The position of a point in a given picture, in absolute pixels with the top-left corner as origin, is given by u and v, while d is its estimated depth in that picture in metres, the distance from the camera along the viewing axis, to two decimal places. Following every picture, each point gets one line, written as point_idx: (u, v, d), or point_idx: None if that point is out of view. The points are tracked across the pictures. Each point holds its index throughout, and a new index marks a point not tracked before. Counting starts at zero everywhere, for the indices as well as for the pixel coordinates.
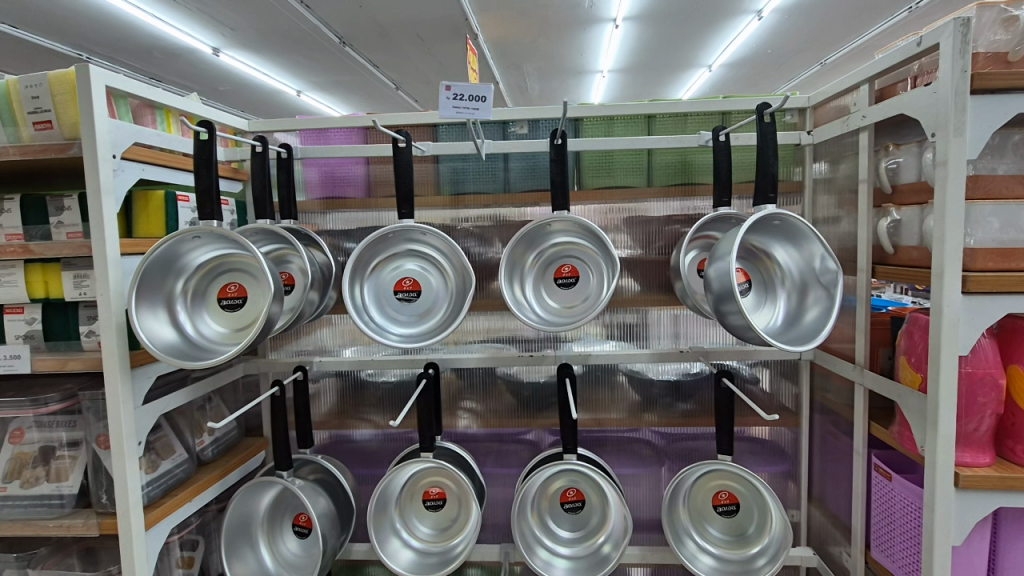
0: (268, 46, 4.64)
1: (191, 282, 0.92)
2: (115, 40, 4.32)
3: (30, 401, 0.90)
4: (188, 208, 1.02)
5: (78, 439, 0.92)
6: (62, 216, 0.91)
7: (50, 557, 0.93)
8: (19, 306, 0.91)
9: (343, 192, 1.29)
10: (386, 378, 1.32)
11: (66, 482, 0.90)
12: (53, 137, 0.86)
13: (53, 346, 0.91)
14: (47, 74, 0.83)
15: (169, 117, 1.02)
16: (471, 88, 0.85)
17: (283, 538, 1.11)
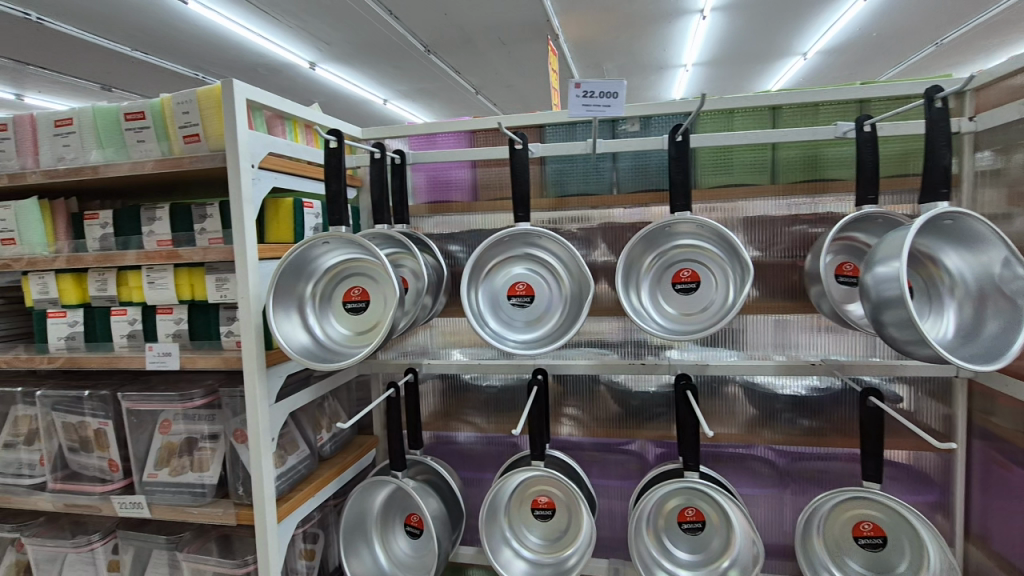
0: (359, 58, 4.87)
1: (320, 286, 0.96)
2: (227, 59, 4.73)
3: (178, 395, 0.96)
4: (313, 214, 1.06)
5: (218, 432, 0.98)
6: (205, 223, 0.98)
7: (192, 541, 1.00)
8: (168, 307, 0.98)
9: (448, 196, 1.30)
10: (490, 382, 1.34)
11: (207, 471, 0.96)
12: (200, 149, 0.92)
13: (197, 344, 0.97)
14: (197, 91, 0.89)
15: (296, 128, 1.06)
16: (603, 85, 0.79)
17: (395, 537, 1.13)
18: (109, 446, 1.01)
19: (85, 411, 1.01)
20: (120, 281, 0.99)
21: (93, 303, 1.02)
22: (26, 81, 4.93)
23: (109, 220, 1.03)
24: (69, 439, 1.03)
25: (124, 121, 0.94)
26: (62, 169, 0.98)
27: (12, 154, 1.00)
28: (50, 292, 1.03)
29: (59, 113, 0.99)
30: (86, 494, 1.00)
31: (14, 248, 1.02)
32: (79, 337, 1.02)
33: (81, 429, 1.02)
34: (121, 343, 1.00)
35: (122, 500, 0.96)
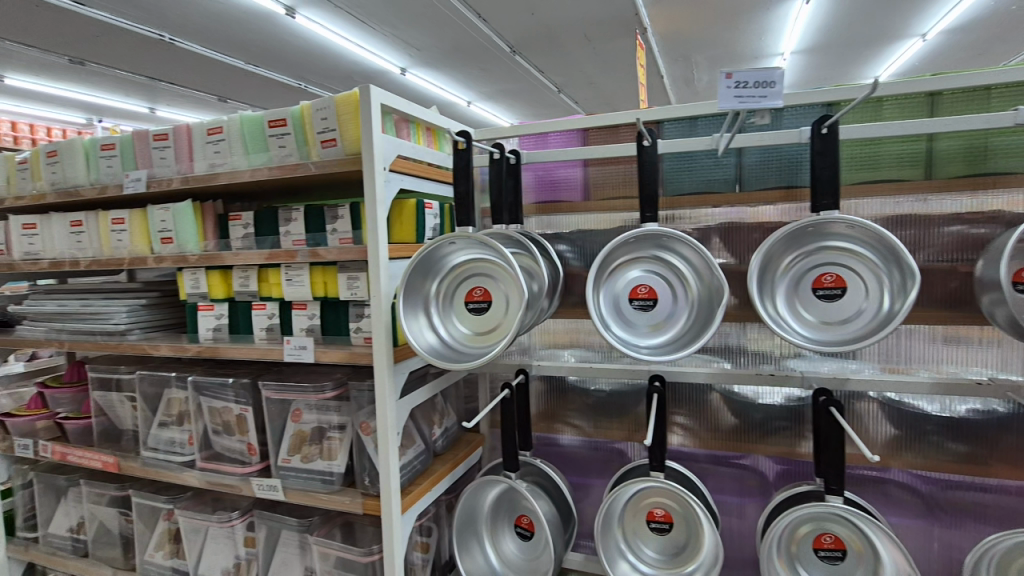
0: (447, 61, 5.00)
1: (442, 286, 0.97)
2: (326, 68, 5.04)
3: (312, 387, 1.02)
4: (432, 215, 1.08)
5: (345, 423, 1.03)
6: (337, 224, 1.03)
7: (321, 526, 1.06)
8: (303, 302, 1.04)
9: (557, 196, 1.28)
10: (598, 386, 1.31)
11: (335, 460, 1.01)
12: (336, 153, 0.96)
13: (328, 339, 1.02)
14: (334, 97, 0.93)
15: (418, 130, 1.09)
16: (759, 74, 0.73)
17: (505, 538, 1.13)
18: (248, 430, 1.08)
19: (229, 398, 1.10)
20: (261, 278, 1.07)
21: (236, 297, 1.10)
22: (158, 95, 5.52)
23: (251, 221, 1.11)
24: (213, 422, 1.12)
25: (268, 128, 1.00)
26: (214, 174, 1.06)
27: (172, 161, 1.10)
28: (201, 286, 1.12)
29: (212, 122, 1.07)
30: (229, 474, 1.08)
31: (172, 246, 1.12)
32: (224, 329, 1.11)
33: (224, 414, 1.10)
34: (260, 335, 1.07)
35: (261, 482, 1.03)
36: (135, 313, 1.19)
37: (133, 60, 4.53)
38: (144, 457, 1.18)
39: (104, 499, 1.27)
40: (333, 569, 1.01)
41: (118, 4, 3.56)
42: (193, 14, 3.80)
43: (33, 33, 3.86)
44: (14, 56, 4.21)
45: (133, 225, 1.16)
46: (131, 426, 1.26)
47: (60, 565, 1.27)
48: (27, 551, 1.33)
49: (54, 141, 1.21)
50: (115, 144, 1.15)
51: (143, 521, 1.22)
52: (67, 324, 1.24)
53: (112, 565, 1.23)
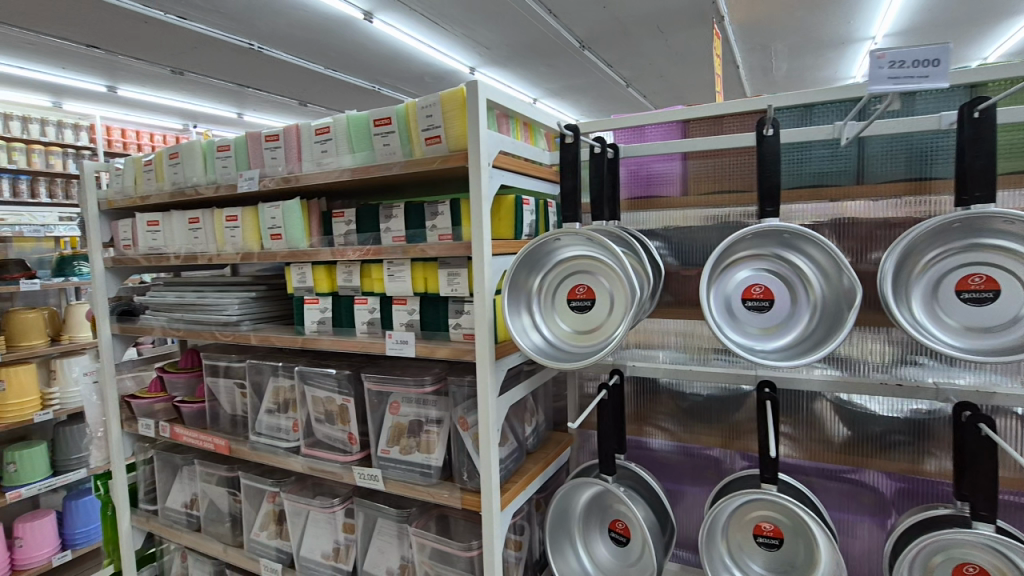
0: (515, 59, 5.01)
1: (543, 284, 0.95)
2: (399, 70, 5.18)
3: (412, 381, 1.04)
4: (529, 211, 1.07)
5: (442, 417, 1.04)
6: (437, 220, 1.04)
7: (418, 517, 1.09)
8: (403, 298, 1.06)
9: (652, 191, 1.25)
10: (693, 390, 1.25)
11: (433, 454, 1.03)
12: (439, 150, 0.97)
13: (428, 334, 1.03)
14: (441, 94, 0.94)
15: (516, 125, 1.08)
16: (920, 52, 0.66)
17: (597, 542, 1.10)
18: (350, 421, 1.12)
19: (332, 388, 1.14)
20: (363, 273, 1.10)
21: (339, 292, 1.14)
22: (246, 101, 5.89)
23: (353, 218, 1.14)
24: (317, 411, 1.17)
25: (374, 127, 1.02)
26: (321, 172, 1.10)
27: (282, 160, 1.16)
28: (307, 281, 1.17)
29: (319, 123, 1.12)
30: (332, 462, 1.12)
31: (281, 242, 1.18)
32: (328, 321, 1.15)
33: (327, 403, 1.15)
34: (362, 329, 1.11)
35: (362, 471, 1.06)
36: (246, 305, 1.26)
37: (225, 68, 4.86)
38: (252, 441, 1.25)
39: (215, 479, 1.36)
40: (430, 560, 1.03)
41: (214, 16, 3.83)
42: (280, 22, 4.01)
43: (141, 46, 4.22)
44: (125, 69, 4.63)
45: (245, 222, 1.22)
46: (241, 412, 1.33)
47: (176, 537, 1.38)
48: (149, 522, 1.45)
49: (175, 144, 1.30)
50: (230, 145, 1.22)
51: (249, 501, 1.30)
52: (184, 315, 1.33)
53: (222, 541, 1.32)
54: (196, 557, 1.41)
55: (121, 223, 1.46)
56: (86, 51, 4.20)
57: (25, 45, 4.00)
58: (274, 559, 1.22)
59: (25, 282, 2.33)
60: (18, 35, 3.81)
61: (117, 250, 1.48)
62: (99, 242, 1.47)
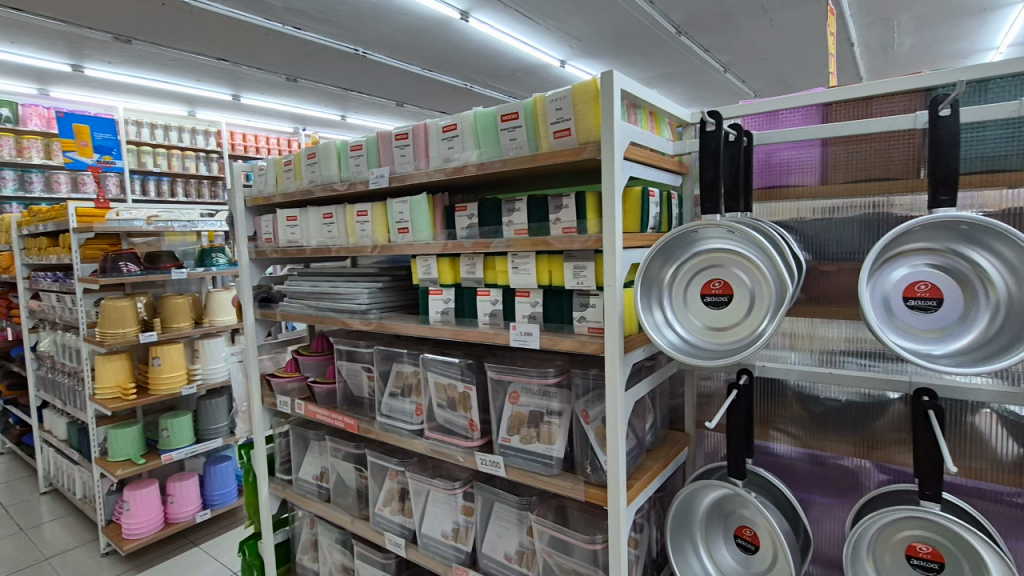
0: (608, 49, 4.90)
1: (675, 279, 0.92)
2: (491, 67, 5.28)
3: (534, 372, 1.06)
4: (654, 203, 1.04)
5: (562, 409, 1.05)
6: (561, 213, 1.04)
7: (538, 505, 1.11)
8: (526, 290, 1.07)
9: (782, 180, 1.17)
10: (829, 395, 1.15)
11: (554, 445, 1.04)
12: (568, 143, 0.96)
13: (551, 327, 1.04)
14: (572, 86, 0.94)
15: (643, 115, 1.06)
16: None
17: (720, 547, 1.06)
18: (471, 408, 1.16)
19: (454, 375, 1.19)
20: (487, 265, 1.13)
21: (463, 283, 1.18)
22: (349, 104, 6.28)
23: (475, 212, 1.18)
24: (439, 397, 1.23)
25: (501, 122, 1.05)
26: (448, 168, 1.15)
27: (410, 158, 1.22)
28: (432, 272, 1.23)
29: (446, 121, 1.16)
30: (454, 446, 1.17)
31: (408, 235, 1.25)
32: (451, 312, 1.20)
33: (449, 390, 1.20)
34: (484, 320, 1.14)
35: (483, 457, 1.09)
36: (374, 295, 1.34)
37: (333, 74, 5.20)
38: (378, 422, 1.34)
39: (343, 455, 1.47)
40: (550, 548, 1.05)
41: (325, 25, 4.11)
42: (382, 27, 4.22)
43: (262, 57, 4.62)
44: (248, 78, 5.10)
45: (375, 216, 1.31)
46: (368, 394, 1.42)
47: (309, 505, 1.51)
48: (284, 489, 1.60)
49: (313, 145, 1.41)
50: (363, 145, 1.31)
51: (374, 478, 1.39)
52: (318, 302, 1.45)
53: (348, 512, 1.43)
54: (325, 525, 1.54)
55: (263, 218, 1.61)
56: (216, 64, 4.68)
57: (168, 61, 4.53)
58: (397, 533, 1.30)
59: (174, 271, 2.65)
60: (164, 52, 4.33)
61: (259, 243, 1.64)
62: (246, 236, 1.63)
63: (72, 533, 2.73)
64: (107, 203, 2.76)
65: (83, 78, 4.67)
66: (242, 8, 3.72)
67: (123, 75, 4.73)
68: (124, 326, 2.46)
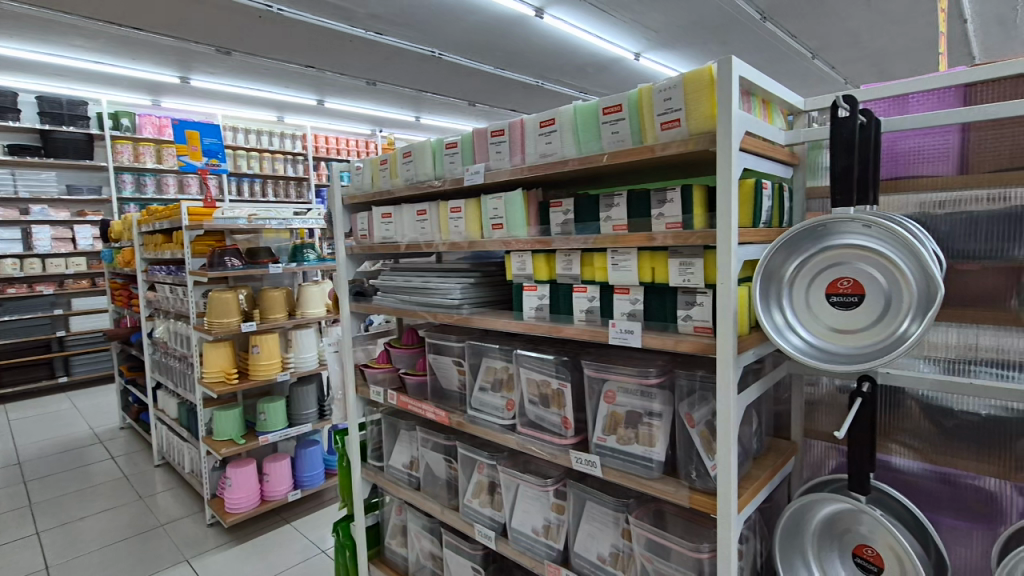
0: (685, 40, 4.72)
1: (795, 279, 0.85)
2: (563, 64, 5.26)
3: (636, 372, 1.03)
4: (767, 196, 0.99)
5: (662, 411, 1.02)
6: (664, 208, 1.00)
7: (636, 508, 1.08)
8: (626, 287, 1.05)
9: (909, 170, 1.07)
10: (966, 408, 1.04)
11: (655, 447, 1.01)
12: (677, 134, 0.93)
13: (653, 326, 1.01)
14: (683, 75, 0.90)
15: (756, 102, 1.00)
16: None
17: (835, 566, 0.99)
18: (565, 405, 1.15)
19: (549, 372, 1.18)
20: (585, 262, 1.12)
21: (558, 280, 1.17)
22: (423, 105, 6.47)
23: (572, 208, 1.16)
24: (532, 393, 1.22)
25: (603, 115, 1.02)
26: (546, 164, 1.14)
27: (506, 154, 1.22)
28: (527, 268, 1.23)
29: (543, 116, 1.15)
30: (547, 443, 1.17)
31: (502, 231, 1.25)
32: (545, 308, 1.19)
33: (543, 387, 1.20)
34: (580, 317, 1.12)
35: (579, 456, 1.08)
36: (466, 290, 1.36)
37: (410, 76, 5.36)
38: (468, 415, 1.36)
39: (432, 445, 1.51)
40: (647, 552, 1.02)
41: (404, 28, 4.24)
42: (458, 28, 4.30)
43: (345, 63, 4.86)
44: (332, 84, 5.38)
45: (468, 213, 1.33)
46: (458, 387, 1.45)
47: (399, 492, 1.57)
48: (376, 476, 1.67)
49: (409, 144, 1.46)
50: (458, 143, 1.33)
51: (463, 469, 1.42)
52: (411, 297, 1.49)
53: (438, 502, 1.47)
54: (415, 512, 1.60)
55: (359, 216, 1.68)
56: (304, 71, 4.96)
57: (262, 70, 4.85)
58: (487, 526, 1.32)
59: (271, 266, 2.83)
60: (259, 62, 4.64)
61: (355, 240, 1.71)
62: (342, 233, 1.71)
63: (182, 503, 3.01)
64: (214, 202, 3.00)
65: (189, 89, 5.11)
66: (328, 16, 3.91)
67: (223, 84, 5.12)
68: (228, 316, 2.67)
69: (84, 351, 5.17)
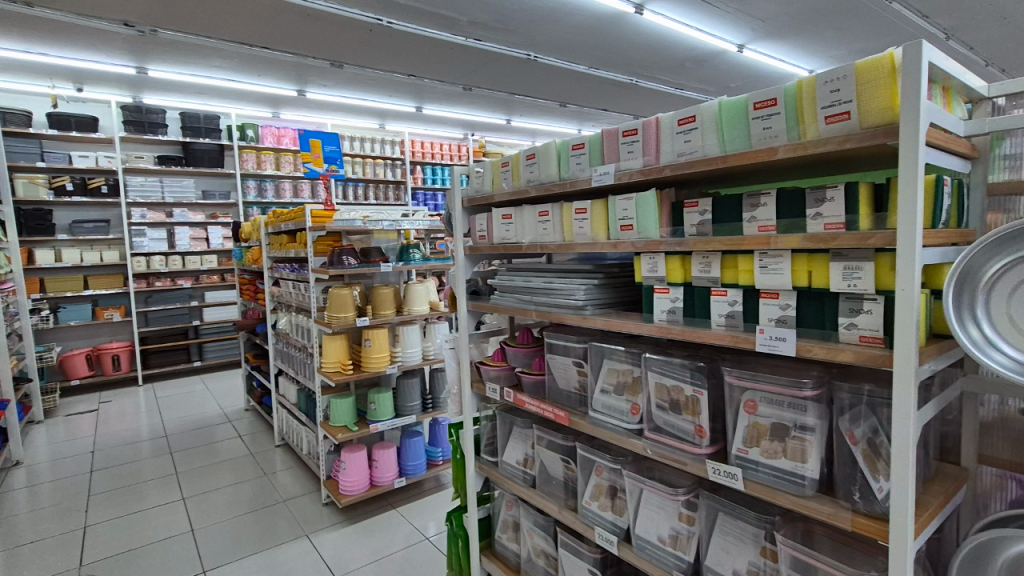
0: (797, 28, 4.40)
1: (991, 286, 0.76)
2: (659, 60, 5.10)
3: (788, 382, 0.97)
4: (948, 194, 0.89)
5: (816, 425, 0.95)
6: (823, 208, 0.93)
7: (783, 526, 1.02)
8: (775, 292, 0.99)
9: None
10: None
11: (807, 463, 0.94)
12: (845, 128, 0.86)
13: (808, 333, 0.95)
14: (855, 64, 0.83)
15: (936, 91, 0.91)
16: None
17: None
18: (700, 413, 1.11)
19: (682, 377, 1.14)
20: (726, 264, 1.07)
21: (694, 282, 1.14)
22: (515, 108, 6.57)
23: (709, 208, 1.12)
24: (660, 398, 1.19)
25: (753, 110, 0.98)
26: (684, 163, 1.11)
27: (638, 154, 1.20)
28: (658, 270, 1.20)
29: (682, 113, 1.12)
30: (680, 451, 1.13)
31: (633, 233, 1.23)
32: (678, 311, 1.16)
33: (674, 392, 1.16)
34: (718, 321, 1.08)
35: (717, 467, 1.03)
36: (590, 291, 1.36)
37: (504, 80, 5.47)
38: (589, 417, 1.35)
39: (548, 444, 1.53)
40: (794, 573, 0.96)
41: (503, 33, 4.33)
42: (554, 30, 4.31)
43: (444, 70, 5.04)
44: (430, 91, 5.60)
45: (595, 214, 1.32)
46: (577, 388, 1.45)
47: (514, 488, 1.59)
48: (490, 470, 1.72)
49: (533, 146, 1.48)
50: (586, 144, 1.33)
51: (581, 470, 1.42)
52: (532, 297, 1.51)
53: (554, 502, 1.48)
54: (527, 509, 1.62)
55: (478, 217, 1.73)
56: (406, 80, 5.22)
57: (369, 81, 5.17)
58: (608, 530, 1.30)
59: (382, 265, 2.99)
60: (367, 74, 4.94)
61: (473, 240, 1.77)
62: (462, 233, 1.77)
63: (299, 482, 3.27)
64: (333, 205, 3.23)
65: (304, 100, 5.55)
66: (432, 25, 4.08)
67: (334, 96, 5.51)
68: (345, 311, 2.86)
69: (215, 339, 5.77)
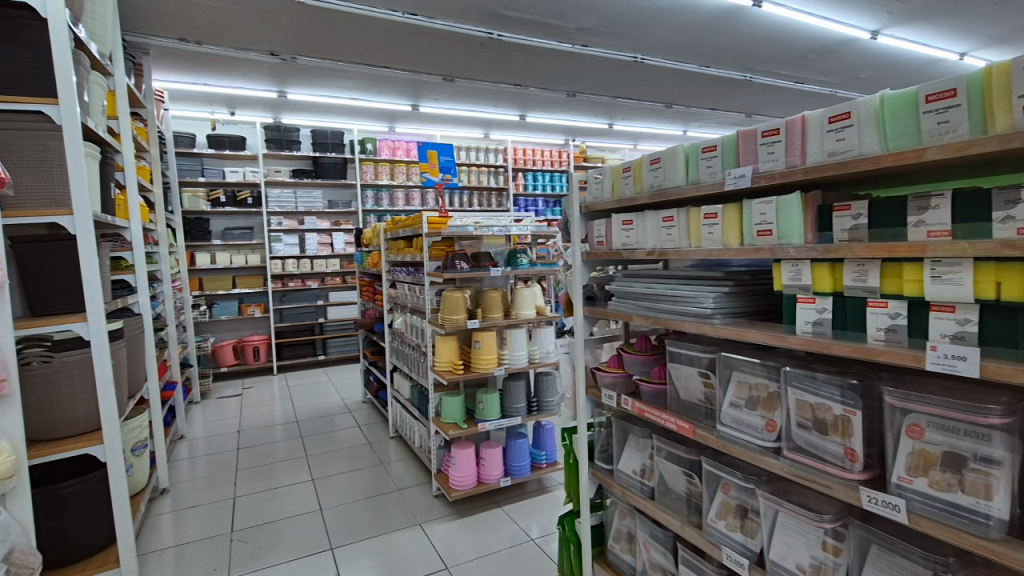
0: (947, 7, 3.90)
1: None
2: (778, 54, 4.77)
3: (968, 407, 0.86)
4: None
5: (1003, 458, 0.83)
6: (1015, 210, 0.81)
7: (960, 569, 0.91)
8: (949, 304, 0.89)
9: None
10: None
11: (992, 501, 0.82)
12: None
13: (995, 353, 0.84)
14: None
15: None
16: None
17: None
18: (852, 435, 1.02)
19: (830, 395, 1.06)
20: (886, 272, 0.98)
21: (846, 292, 1.05)
22: (618, 112, 6.48)
23: (864, 211, 1.03)
24: (802, 416, 1.11)
25: (925, 104, 0.89)
26: (837, 163, 1.03)
27: (780, 155, 1.13)
28: (802, 279, 1.13)
29: (834, 110, 1.04)
30: (827, 474, 1.04)
31: (772, 238, 1.16)
32: (826, 323, 1.08)
33: (820, 411, 1.08)
34: (876, 335, 0.99)
35: (873, 495, 0.94)
36: (720, 300, 1.31)
37: (609, 84, 5.41)
38: (717, 430, 1.29)
39: (669, 456, 1.48)
40: None
41: (610, 38, 4.29)
42: (663, 30, 4.20)
43: (549, 78, 5.11)
44: (534, 99, 5.70)
45: (727, 218, 1.27)
46: (702, 399, 1.40)
47: (632, 498, 1.56)
48: (605, 477, 1.70)
49: (659, 150, 1.45)
50: (718, 146, 1.28)
51: (707, 486, 1.36)
52: (653, 304, 1.48)
53: (675, 515, 1.43)
54: (644, 520, 1.58)
55: (597, 222, 1.73)
56: (512, 90, 5.35)
57: (477, 92, 5.37)
58: (737, 552, 1.23)
59: (492, 270, 3.09)
60: (475, 86, 5.15)
61: (590, 245, 1.77)
62: (579, 238, 1.77)
63: (410, 473, 3.47)
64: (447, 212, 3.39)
65: (417, 114, 5.90)
66: (540, 35, 4.14)
67: (443, 108, 5.80)
68: (457, 313, 3.00)
69: (337, 335, 6.31)
